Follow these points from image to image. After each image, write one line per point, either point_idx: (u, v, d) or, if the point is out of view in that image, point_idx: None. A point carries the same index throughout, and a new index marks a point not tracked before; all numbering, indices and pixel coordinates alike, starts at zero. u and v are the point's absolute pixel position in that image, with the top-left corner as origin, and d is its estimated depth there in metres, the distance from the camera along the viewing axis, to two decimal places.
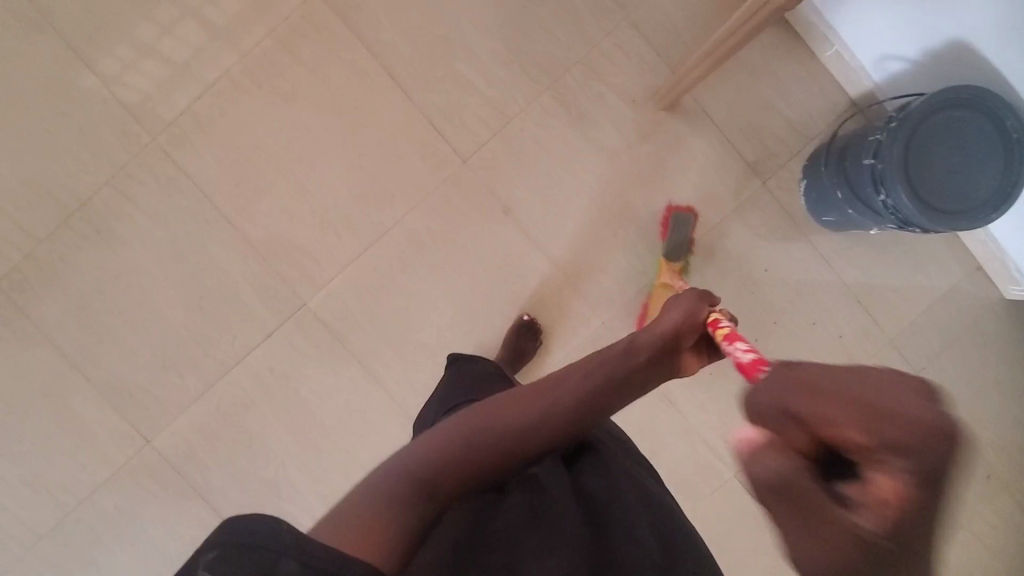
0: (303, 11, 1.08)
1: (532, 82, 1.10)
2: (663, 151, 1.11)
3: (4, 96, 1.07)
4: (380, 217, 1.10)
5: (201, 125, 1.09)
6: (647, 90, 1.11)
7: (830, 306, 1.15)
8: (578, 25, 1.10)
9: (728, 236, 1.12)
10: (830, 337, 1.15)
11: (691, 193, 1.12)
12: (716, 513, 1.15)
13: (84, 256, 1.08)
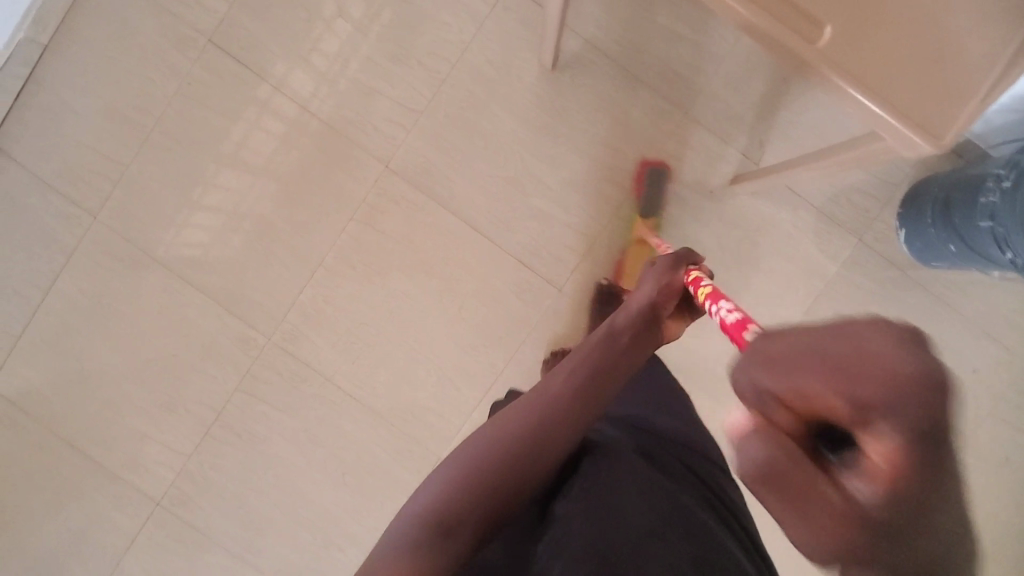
0: (376, 184, 1.11)
1: (610, 198, 1.11)
2: (752, 231, 1.10)
3: (128, 331, 1.13)
4: (493, 361, 1.12)
5: (309, 316, 1.12)
6: (723, 178, 1.10)
7: (956, 343, 1.12)
8: (640, 134, 1.10)
9: (838, 299, 1.11)
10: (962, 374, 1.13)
11: (791, 265, 1.11)
12: None
13: (231, 460, 1.14)
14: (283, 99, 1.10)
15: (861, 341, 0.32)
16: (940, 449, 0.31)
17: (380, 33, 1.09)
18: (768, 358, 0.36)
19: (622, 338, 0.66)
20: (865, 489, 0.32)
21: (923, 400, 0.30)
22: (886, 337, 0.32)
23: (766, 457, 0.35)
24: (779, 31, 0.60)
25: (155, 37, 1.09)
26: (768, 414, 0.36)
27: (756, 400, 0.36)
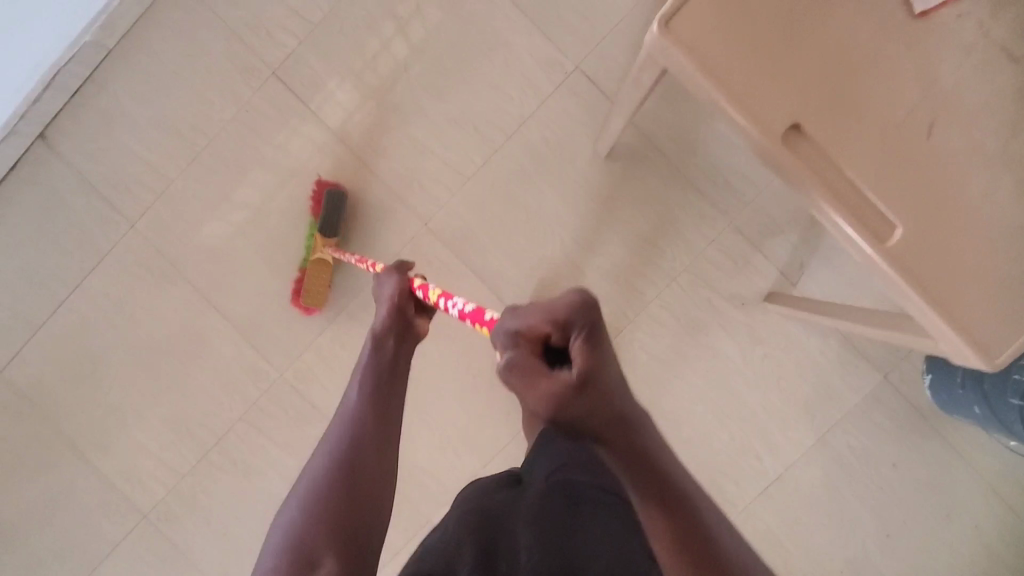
0: (412, 240, 1.10)
1: (641, 293, 1.09)
2: (777, 351, 1.09)
3: (145, 343, 1.14)
4: (497, 434, 1.12)
5: (324, 359, 1.13)
6: (757, 293, 1.08)
7: (966, 497, 1.10)
8: (682, 235, 1.08)
9: (852, 433, 1.09)
10: (966, 531, 1.10)
11: (811, 391, 1.09)
12: None
13: (224, 486, 1.15)
14: (338, 143, 1.10)
15: (558, 306, 0.44)
16: (603, 345, 0.43)
17: (443, 94, 1.09)
18: (520, 314, 0.46)
19: (382, 352, 0.65)
20: (579, 362, 0.41)
21: (588, 315, 0.43)
22: (565, 299, 0.44)
23: (513, 358, 0.43)
24: (861, 230, 0.56)
25: (220, 59, 1.10)
26: (511, 340, 0.45)
27: (503, 341, 0.47)
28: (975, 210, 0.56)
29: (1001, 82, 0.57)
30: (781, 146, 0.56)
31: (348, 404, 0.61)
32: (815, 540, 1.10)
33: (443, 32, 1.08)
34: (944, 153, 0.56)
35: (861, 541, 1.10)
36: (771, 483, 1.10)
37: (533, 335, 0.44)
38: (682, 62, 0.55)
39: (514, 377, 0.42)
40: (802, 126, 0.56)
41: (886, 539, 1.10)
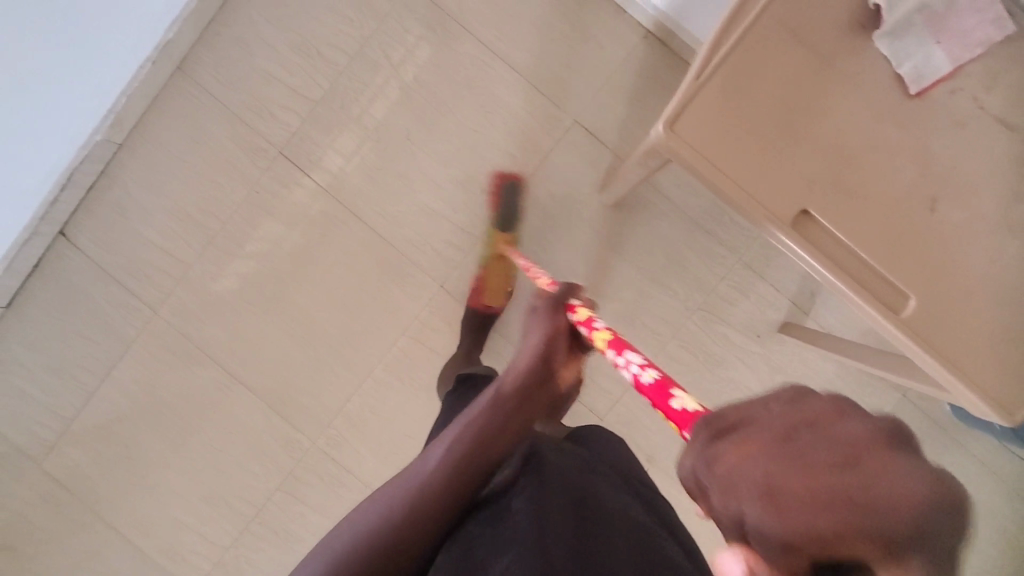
0: (429, 301, 1.14)
1: (658, 333, 1.12)
2: (797, 378, 1.12)
3: (178, 424, 1.17)
4: None
5: (354, 424, 1.15)
6: (771, 324, 1.11)
7: (992, 503, 1.13)
8: (692, 274, 1.11)
9: None
10: (992, 535, 1.13)
11: None
12: None
13: (268, 556, 1.17)
14: (349, 215, 1.13)
15: (824, 423, 0.31)
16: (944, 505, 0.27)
17: (447, 159, 1.12)
18: (764, 469, 0.31)
19: (526, 378, 0.55)
20: (882, 568, 0.27)
21: (896, 476, 0.28)
22: (834, 406, 0.32)
23: (779, 570, 0.29)
24: (874, 303, 0.58)
25: (228, 145, 1.13)
26: (760, 523, 0.31)
27: (750, 499, 0.32)
28: (980, 279, 0.59)
29: (999, 153, 0.59)
30: (789, 228, 0.59)
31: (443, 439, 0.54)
32: None
33: (442, 101, 1.12)
34: (946, 227, 0.59)
35: None
36: None
37: (790, 513, 0.29)
38: (690, 157, 0.58)
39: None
40: (808, 208, 0.59)
41: None
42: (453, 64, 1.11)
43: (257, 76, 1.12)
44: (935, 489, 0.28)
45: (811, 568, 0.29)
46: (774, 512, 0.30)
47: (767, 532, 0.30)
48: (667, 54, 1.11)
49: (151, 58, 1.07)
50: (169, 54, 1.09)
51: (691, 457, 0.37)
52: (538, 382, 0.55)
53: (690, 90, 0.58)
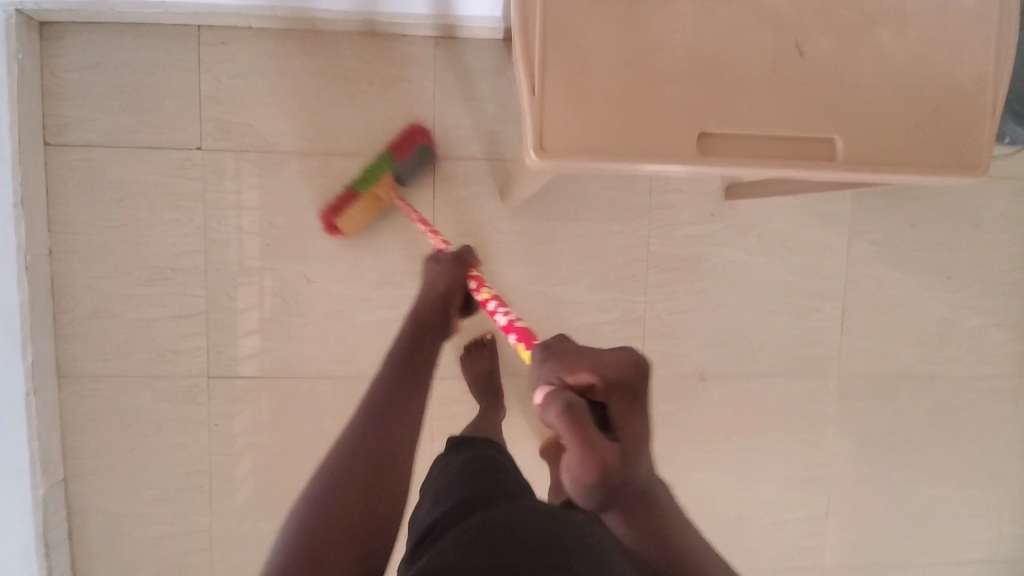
0: (432, 397, 1.10)
1: (633, 274, 1.12)
2: (766, 222, 1.13)
3: None
4: None
5: None
6: (716, 197, 1.12)
7: (981, 200, 1.18)
8: (624, 207, 1.10)
9: (863, 231, 1.15)
10: (996, 223, 1.19)
11: (811, 229, 1.14)
12: None
13: None
14: (313, 380, 1.08)
15: (451, 288, 0.87)
16: (447, 313, 0.87)
17: (354, 270, 1.07)
18: (456, 288, 0.87)
19: (431, 334, 0.84)
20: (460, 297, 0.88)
21: (450, 288, 0.87)
22: (455, 292, 0.87)
23: (438, 281, 0.87)
24: (809, 165, 0.60)
25: (159, 405, 1.05)
26: (456, 279, 0.87)
27: (455, 282, 0.87)
28: (879, 90, 0.60)
29: None
30: (701, 157, 0.59)
31: (366, 417, 0.70)
32: (907, 326, 1.18)
33: (309, 225, 1.06)
34: (820, 65, 0.59)
35: (935, 299, 1.18)
36: (843, 318, 1.16)
37: (462, 283, 0.87)
38: (578, 164, 0.58)
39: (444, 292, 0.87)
40: (705, 128, 0.59)
41: (950, 280, 1.18)
42: (293, 189, 1.05)
43: (135, 328, 1.04)
44: (453, 291, 0.87)
45: (449, 309, 0.87)
46: (457, 289, 0.87)
47: (454, 285, 0.87)
48: (467, 43, 1.06)
49: (30, 388, 0.98)
50: (43, 373, 1.00)
51: (439, 265, 0.88)
52: (441, 321, 0.85)
53: (536, 109, 0.57)
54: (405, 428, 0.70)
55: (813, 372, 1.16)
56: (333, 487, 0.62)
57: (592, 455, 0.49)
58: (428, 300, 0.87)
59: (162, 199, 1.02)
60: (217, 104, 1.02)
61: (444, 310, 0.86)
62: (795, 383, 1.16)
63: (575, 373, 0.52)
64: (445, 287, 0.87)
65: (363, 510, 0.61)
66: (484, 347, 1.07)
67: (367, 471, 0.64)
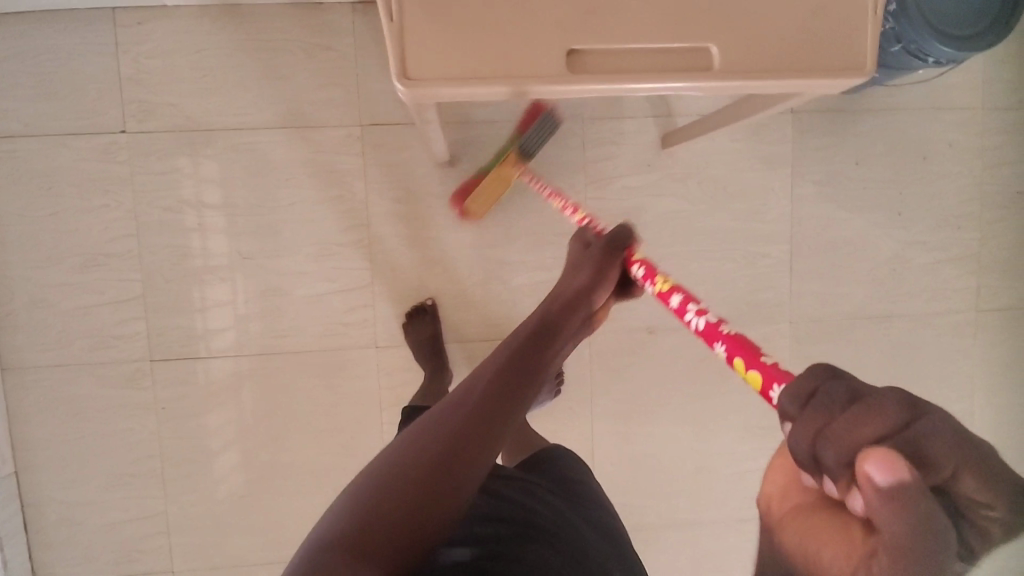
0: (379, 367, 1.10)
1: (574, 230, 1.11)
2: (705, 168, 1.11)
3: None
4: (579, 425, 1.15)
5: None
6: (653, 145, 1.10)
7: (925, 132, 1.16)
8: (560, 162, 1.09)
9: (808, 172, 1.13)
10: (943, 156, 1.17)
11: (753, 172, 1.12)
12: (987, 346, 1.21)
13: None
14: (257, 358, 1.08)
15: (601, 276, 0.70)
16: (583, 318, 0.69)
17: (290, 244, 1.06)
18: (586, 288, 0.69)
19: (554, 307, 0.66)
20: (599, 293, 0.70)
21: (588, 278, 0.70)
22: (605, 277, 0.70)
23: (584, 286, 0.69)
24: (685, 76, 0.58)
25: (105, 392, 1.05)
26: (597, 267, 0.70)
27: (591, 274, 0.70)
28: None
29: None
30: (572, 76, 0.58)
31: (479, 384, 0.54)
32: (857, 265, 1.16)
33: (241, 202, 1.05)
34: None
35: (885, 237, 1.16)
36: (792, 261, 1.14)
37: (617, 268, 0.71)
38: (447, 91, 0.57)
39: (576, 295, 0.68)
40: (574, 46, 0.57)
41: (899, 217, 1.16)
42: (222, 167, 1.04)
43: (74, 316, 1.04)
44: (610, 267, 0.70)
45: (580, 288, 0.69)
46: (609, 272, 0.71)
47: (606, 274, 0.70)
48: None
49: None
50: None
51: (593, 263, 0.71)
52: (574, 314, 0.67)
53: (396, 36, 0.55)
54: (521, 403, 0.54)
55: (764, 318, 1.15)
56: (432, 450, 0.47)
57: (904, 545, 0.31)
58: (582, 284, 0.69)
59: (92, 184, 1.02)
60: (139, 87, 1.02)
61: (581, 320, 0.68)
62: (746, 330, 1.15)
63: (869, 415, 0.32)
64: (582, 281, 0.69)
65: (457, 495, 0.46)
66: (425, 314, 1.07)
67: (474, 436, 0.49)
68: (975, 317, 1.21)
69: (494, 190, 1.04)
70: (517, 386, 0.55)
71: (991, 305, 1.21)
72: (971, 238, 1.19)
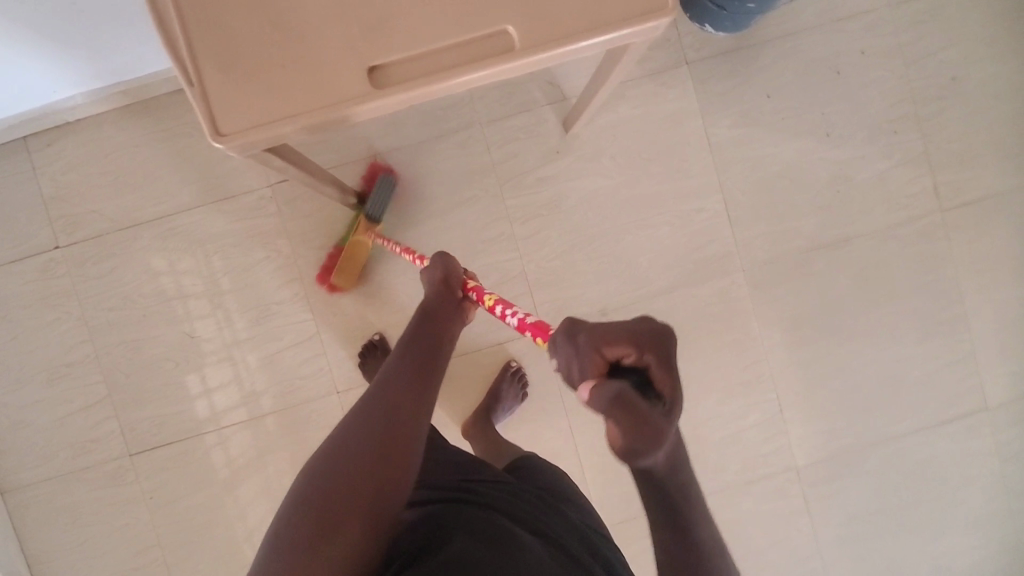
0: (346, 410, 1.11)
1: (501, 233, 1.11)
2: (613, 142, 1.12)
3: None
4: (557, 422, 1.14)
5: None
6: (556, 133, 1.11)
7: (831, 48, 1.12)
8: (471, 171, 1.11)
9: (719, 118, 1.12)
10: (857, 65, 1.13)
11: (662, 133, 1.12)
12: (964, 244, 1.14)
13: None
14: (230, 429, 1.10)
15: (449, 299, 0.74)
16: (454, 305, 0.74)
17: (234, 313, 1.10)
18: (453, 281, 0.76)
19: (431, 317, 0.70)
20: (458, 283, 0.76)
21: (440, 299, 0.74)
22: (444, 282, 0.75)
23: (435, 274, 0.77)
24: (486, 63, 0.59)
25: (95, 494, 1.09)
26: (446, 268, 0.77)
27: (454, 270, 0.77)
28: None
29: None
30: (377, 91, 0.59)
31: (372, 391, 0.59)
32: (796, 197, 1.13)
33: (179, 284, 1.09)
34: None
35: (817, 162, 1.13)
36: (728, 211, 1.13)
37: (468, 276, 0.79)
38: (262, 135, 0.58)
39: (441, 293, 0.74)
40: (372, 63, 0.59)
41: (826, 138, 1.13)
42: (153, 256, 1.09)
43: (52, 429, 1.08)
44: (456, 276, 0.76)
45: (434, 301, 0.73)
46: (464, 287, 0.76)
47: (459, 281, 0.77)
48: None
49: None
50: None
51: (436, 267, 0.77)
52: (447, 312, 0.72)
53: (201, 95, 0.58)
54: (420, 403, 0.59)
55: (713, 273, 1.13)
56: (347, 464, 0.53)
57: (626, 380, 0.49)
58: (436, 300, 0.73)
59: (41, 303, 1.08)
60: (62, 201, 1.08)
61: (455, 306, 0.74)
62: (699, 289, 1.13)
63: (610, 346, 0.50)
64: (461, 291, 0.76)
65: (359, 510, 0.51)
66: (376, 349, 1.08)
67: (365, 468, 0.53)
68: (943, 218, 1.14)
69: (355, 256, 1.04)
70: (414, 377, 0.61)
71: (956, 201, 1.14)
72: (913, 138, 1.13)
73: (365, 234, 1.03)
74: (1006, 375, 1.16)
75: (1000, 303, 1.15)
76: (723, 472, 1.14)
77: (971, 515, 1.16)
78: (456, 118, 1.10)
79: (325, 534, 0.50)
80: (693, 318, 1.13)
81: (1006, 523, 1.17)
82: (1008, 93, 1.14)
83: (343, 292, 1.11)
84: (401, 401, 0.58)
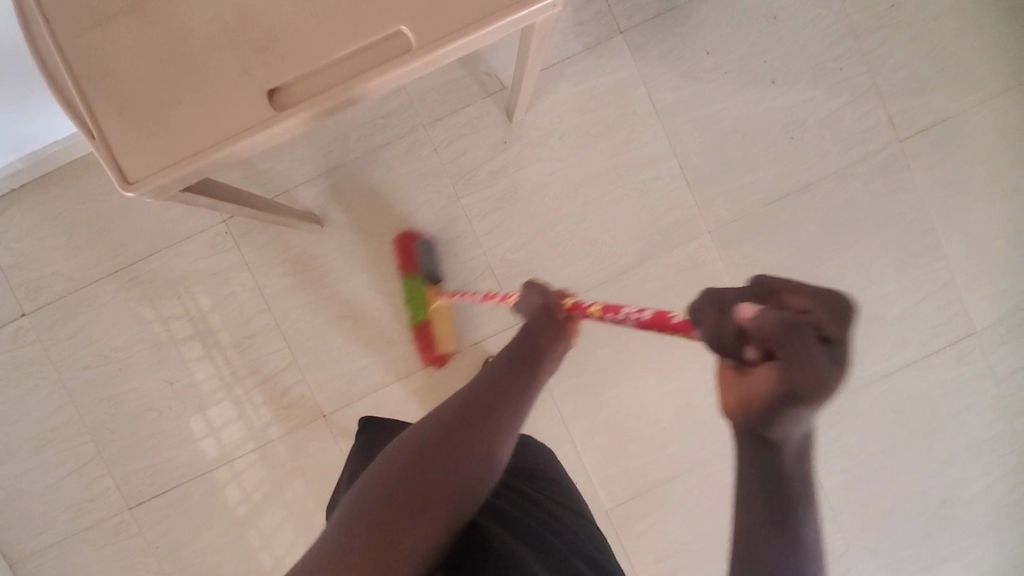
0: (336, 432, 1.11)
1: (461, 232, 1.10)
2: (559, 123, 1.10)
3: None
4: (547, 411, 1.13)
5: None
6: (500, 124, 1.10)
7: None
8: (421, 176, 1.10)
9: (662, 83, 1.10)
10: (794, 6, 1.10)
11: (607, 106, 1.10)
12: (929, 171, 1.12)
13: None
14: (223, 468, 1.10)
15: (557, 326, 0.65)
16: (555, 327, 0.65)
17: (209, 353, 1.10)
18: (556, 308, 0.67)
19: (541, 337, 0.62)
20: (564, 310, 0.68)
21: (547, 322, 0.65)
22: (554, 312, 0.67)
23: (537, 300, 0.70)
24: (386, 68, 0.57)
25: (102, 551, 1.10)
26: (547, 295, 0.70)
27: (552, 295, 0.70)
28: None
29: None
30: (281, 112, 0.58)
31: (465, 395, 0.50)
32: (751, 150, 1.12)
33: (150, 333, 1.09)
34: None
35: (768, 111, 1.11)
36: (685, 174, 1.11)
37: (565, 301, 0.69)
38: (171, 176, 0.58)
39: (544, 312, 0.67)
40: (272, 85, 0.58)
41: (773, 85, 1.11)
42: (120, 308, 1.08)
43: (50, 494, 1.09)
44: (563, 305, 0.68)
45: (542, 325, 0.64)
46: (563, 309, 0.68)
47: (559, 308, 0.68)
48: None
49: None
50: None
51: (539, 294, 0.71)
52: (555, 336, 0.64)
53: (104, 145, 0.57)
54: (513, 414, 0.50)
55: (679, 239, 1.12)
56: (404, 469, 0.44)
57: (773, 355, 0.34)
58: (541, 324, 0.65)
59: (17, 372, 1.08)
60: (20, 269, 1.07)
61: (560, 331, 0.65)
62: (669, 257, 1.12)
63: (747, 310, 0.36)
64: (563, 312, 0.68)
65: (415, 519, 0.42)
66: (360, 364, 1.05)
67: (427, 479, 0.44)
68: (903, 148, 1.12)
69: (442, 318, 1.09)
70: (505, 392, 0.52)
71: (915, 129, 1.12)
72: (862, 72, 1.11)
73: (440, 296, 1.07)
74: (992, 296, 1.14)
75: (976, 224, 1.13)
76: (721, 436, 1.13)
77: (977, 440, 1.15)
78: (398, 124, 1.09)
79: (412, 512, 0.42)
80: (666, 287, 1.12)
81: (1014, 444, 1.15)
82: (952, 10, 1.11)
83: (313, 315, 1.10)
84: (488, 409, 0.49)
